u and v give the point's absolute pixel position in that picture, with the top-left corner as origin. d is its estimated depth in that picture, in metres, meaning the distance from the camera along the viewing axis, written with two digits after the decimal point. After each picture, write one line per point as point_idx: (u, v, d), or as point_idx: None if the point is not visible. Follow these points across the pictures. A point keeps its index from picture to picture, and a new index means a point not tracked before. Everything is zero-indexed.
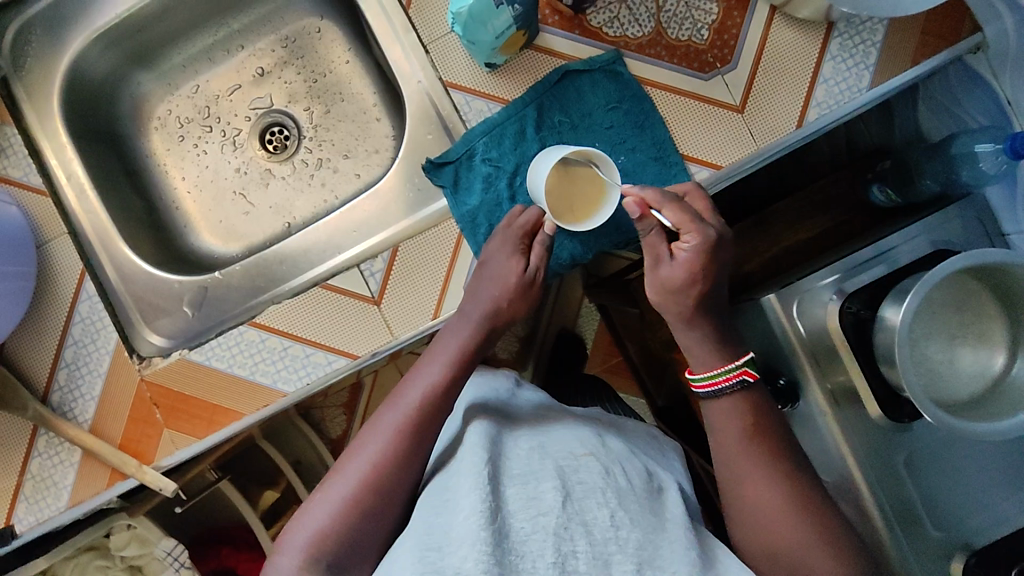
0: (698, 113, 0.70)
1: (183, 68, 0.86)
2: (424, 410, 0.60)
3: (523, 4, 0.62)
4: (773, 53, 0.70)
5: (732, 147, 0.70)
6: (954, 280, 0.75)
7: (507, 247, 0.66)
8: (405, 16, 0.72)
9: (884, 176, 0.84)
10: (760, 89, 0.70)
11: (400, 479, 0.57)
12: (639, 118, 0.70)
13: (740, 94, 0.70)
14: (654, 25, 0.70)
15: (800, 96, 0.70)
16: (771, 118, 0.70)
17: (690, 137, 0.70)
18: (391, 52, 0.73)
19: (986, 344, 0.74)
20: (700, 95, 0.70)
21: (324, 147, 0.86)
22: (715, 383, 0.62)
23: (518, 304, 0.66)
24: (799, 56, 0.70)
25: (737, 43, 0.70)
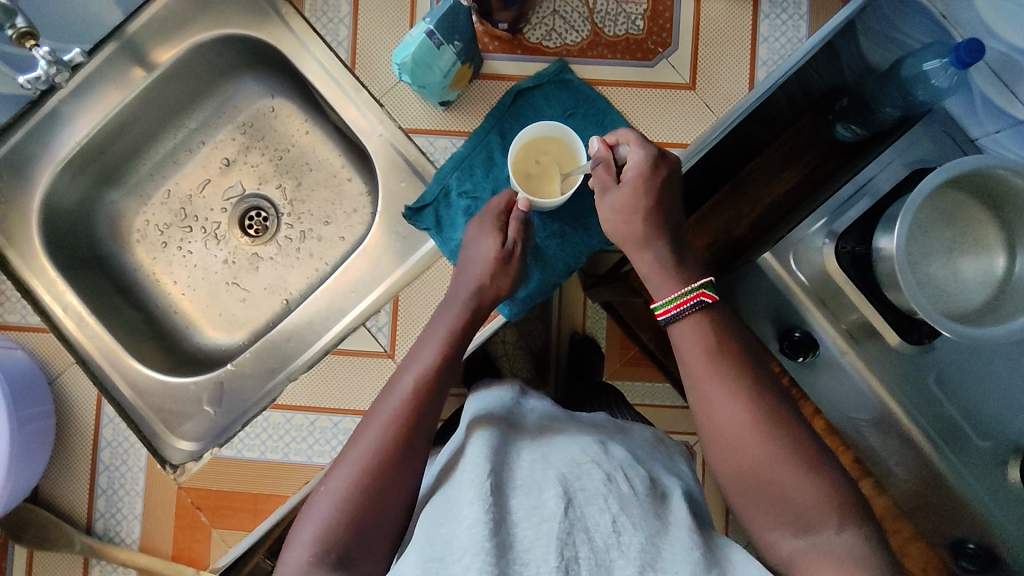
0: (653, 99, 0.72)
1: (151, 177, 0.88)
2: (419, 392, 0.59)
3: (463, 40, 0.64)
4: (708, 26, 0.72)
5: (693, 124, 0.72)
6: (937, 197, 0.76)
7: (490, 223, 0.67)
8: (353, 77, 0.74)
9: (845, 114, 0.85)
10: (705, 63, 0.72)
11: (401, 464, 0.56)
12: (598, 118, 0.72)
13: (688, 72, 0.72)
14: (590, 28, 0.72)
15: (745, 60, 0.72)
16: (723, 88, 0.72)
17: (651, 124, 0.72)
18: (348, 113, 0.75)
19: (983, 248, 0.75)
20: (650, 82, 0.72)
21: (303, 219, 0.87)
22: (670, 310, 0.61)
23: (503, 286, 0.66)
24: (734, 22, 0.72)
25: (672, 25, 0.72)
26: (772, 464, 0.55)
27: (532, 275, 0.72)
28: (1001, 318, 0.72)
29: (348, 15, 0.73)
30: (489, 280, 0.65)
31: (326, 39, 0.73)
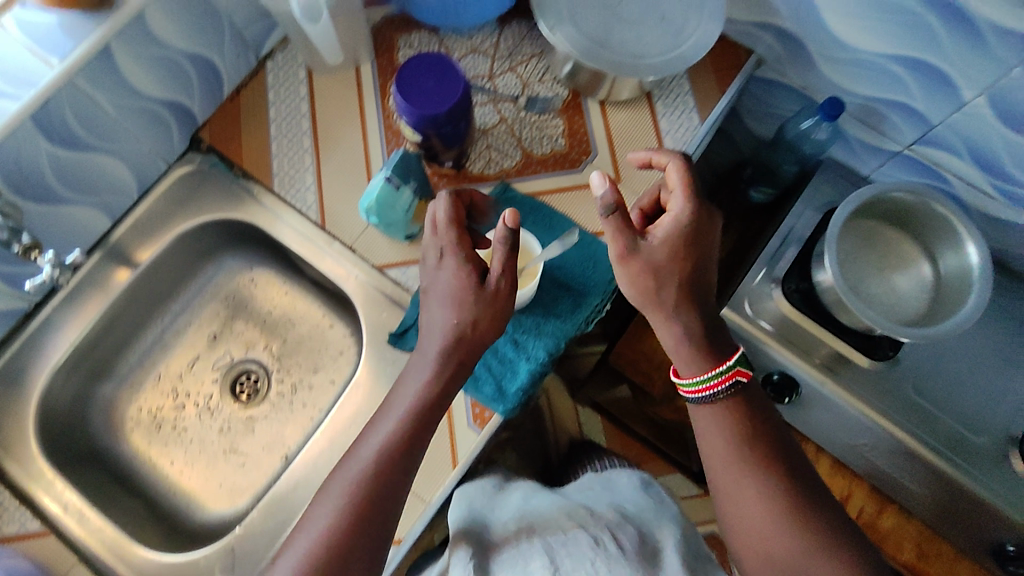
0: (588, 197, 0.83)
1: (141, 364, 0.91)
2: (378, 465, 0.63)
3: (416, 179, 0.74)
4: (618, 131, 0.85)
5: (626, 210, 0.82)
6: (857, 228, 0.86)
7: (451, 254, 0.68)
8: (324, 233, 0.82)
9: (754, 180, 0.98)
10: (624, 160, 0.84)
11: (357, 534, 0.61)
12: (545, 220, 0.81)
13: (611, 170, 0.84)
14: (521, 152, 0.84)
15: (656, 151, 0.84)
16: (643, 175, 0.84)
17: (591, 217, 0.82)
18: (325, 264, 0.83)
19: (906, 263, 0.85)
20: (582, 184, 0.83)
21: (292, 373, 0.91)
22: (708, 390, 0.66)
23: (469, 339, 0.66)
24: (638, 124, 0.86)
25: (589, 136, 0.85)
26: (789, 554, 0.61)
27: (519, 368, 0.74)
28: (944, 317, 0.79)
29: (312, 183, 0.83)
30: (449, 334, 0.66)
31: (296, 206, 0.83)
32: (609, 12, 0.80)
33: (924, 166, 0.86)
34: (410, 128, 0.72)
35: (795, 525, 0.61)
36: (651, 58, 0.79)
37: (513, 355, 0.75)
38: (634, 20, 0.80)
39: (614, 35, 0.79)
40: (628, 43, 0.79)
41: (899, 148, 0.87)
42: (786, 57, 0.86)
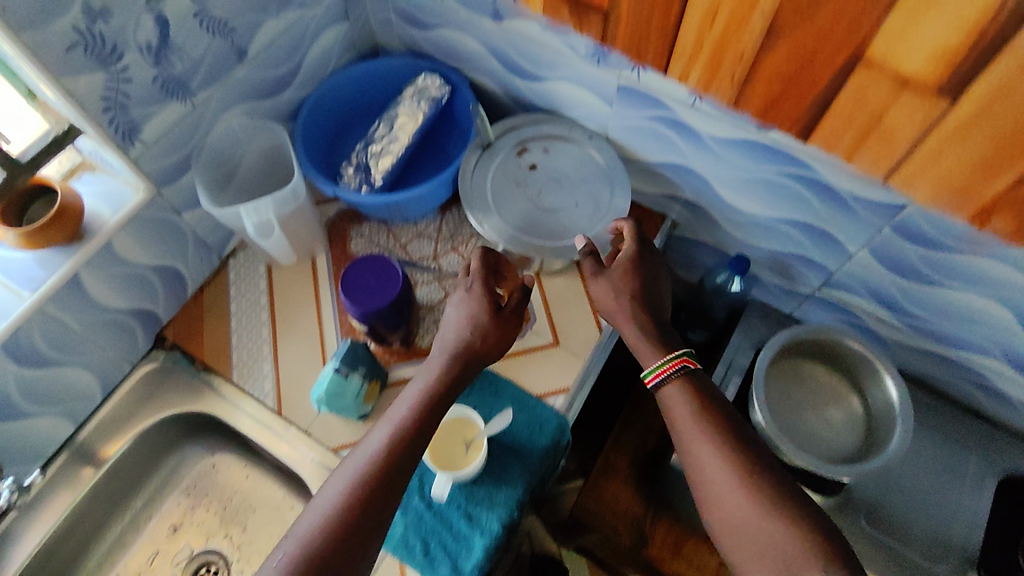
0: (529, 360, 0.88)
1: (100, 565, 0.90)
2: (390, 448, 0.64)
3: (364, 364, 0.79)
4: (553, 297, 0.93)
5: (566, 370, 0.87)
6: (785, 368, 0.92)
7: (478, 286, 0.76)
8: (281, 418, 0.86)
9: (689, 324, 1.08)
10: (561, 323, 0.91)
11: (369, 511, 0.60)
12: (491, 388, 0.85)
13: (549, 333, 0.90)
14: None
15: (589, 313, 0.91)
16: (579, 336, 0.90)
17: (534, 379, 0.87)
18: (281, 450, 0.85)
19: (837, 395, 0.90)
20: (523, 348, 0.89)
21: (252, 562, 0.90)
22: (659, 375, 0.69)
23: (477, 347, 0.71)
24: (572, 289, 0.93)
25: (527, 304, 0.92)
26: (779, 530, 0.57)
27: (474, 543, 0.76)
28: (880, 447, 0.83)
29: (270, 371, 0.88)
30: (460, 344, 0.72)
31: (255, 395, 0.87)
32: (531, 199, 0.90)
33: (834, 304, 0.94)
34: (357, 321, 0.78)
35: (752, 489, 0.60)
36: (568, 238, 0.88)
37: (467, 530, 0.76)
38: (552, 205, 0.90)
39: (535, 219, 0.89)
40: (548, 225, 0.89)
41: (810, 289, 0.95)
42: (693, 222, 0.98)
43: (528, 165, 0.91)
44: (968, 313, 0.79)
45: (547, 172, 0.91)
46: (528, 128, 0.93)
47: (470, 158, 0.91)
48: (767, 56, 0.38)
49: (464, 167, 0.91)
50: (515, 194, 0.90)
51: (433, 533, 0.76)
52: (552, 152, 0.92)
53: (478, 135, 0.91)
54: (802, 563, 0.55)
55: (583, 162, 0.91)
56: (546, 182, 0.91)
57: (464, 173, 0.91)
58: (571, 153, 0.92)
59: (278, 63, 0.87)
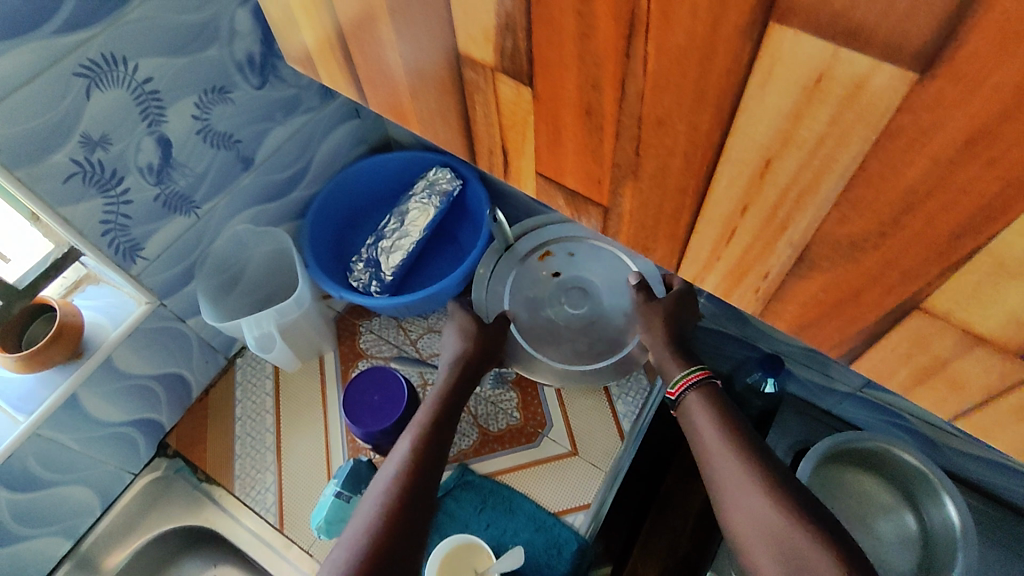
0: (546, 472, 0.81)
1: None
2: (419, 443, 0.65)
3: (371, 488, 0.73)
4: (570, 399, 0.86)
5: (586, 484, 0.80)
6: (827, 478, 0.83)
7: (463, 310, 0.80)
8: (283, 535, 0.80)
9: None
10: (578, 429, 0.84)
11: (419, 498, 0.60)
12: (505, 504, 0.80)
13: (567, 441, 0.83)
14: (477, 430, 0.85)
15: (609, 417, 0.84)
16: (599, 445, 0.82)
17: (551, 495, 0.80)
18: (281, 572, 0.79)
19: (885, 510, 0.81)
20: (538, 459, 0.82)
21: None
22: (679, 388, 0.65)
23: (468, 371, 0.74)
24: (590, 390, 0.86)
25: (542, 407, 0.86)
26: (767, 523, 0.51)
27: None
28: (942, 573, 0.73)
29: (273, 481, 0.83)
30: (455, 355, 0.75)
31: (256, 507, 0.82)
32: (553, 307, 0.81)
33: (878, 405, 0.86)
34: (361, 441, 0.72)
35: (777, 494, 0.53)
36: (596, 360, 0.79)
37: None
38: (579, 319, 0.79)
39: (561, 336, 0.80)
40: (573, 341, 0.79)
41: (850, 388, 0.87)
42: (721, 315, 0.91)
43: (551, 269, 0.82)
44: None
45: (573, 278, 0.81)
46: (552, 228, 0.85)
47: (490, 262, 0.85)
48: (790, 294, 0.31)
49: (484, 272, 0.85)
50: (535, 303, 0.81)
51: None
52: (578, 254, 0.83)
53: (499, 238, 0.85)
54: (820, 564, 0.48)
55: (614, 271, 0.81)
56: (570, 288, 0.81)
57: (482, 279, 0.84)
58: (599, 258, 0.82)
59: (285, 166, 0.85)
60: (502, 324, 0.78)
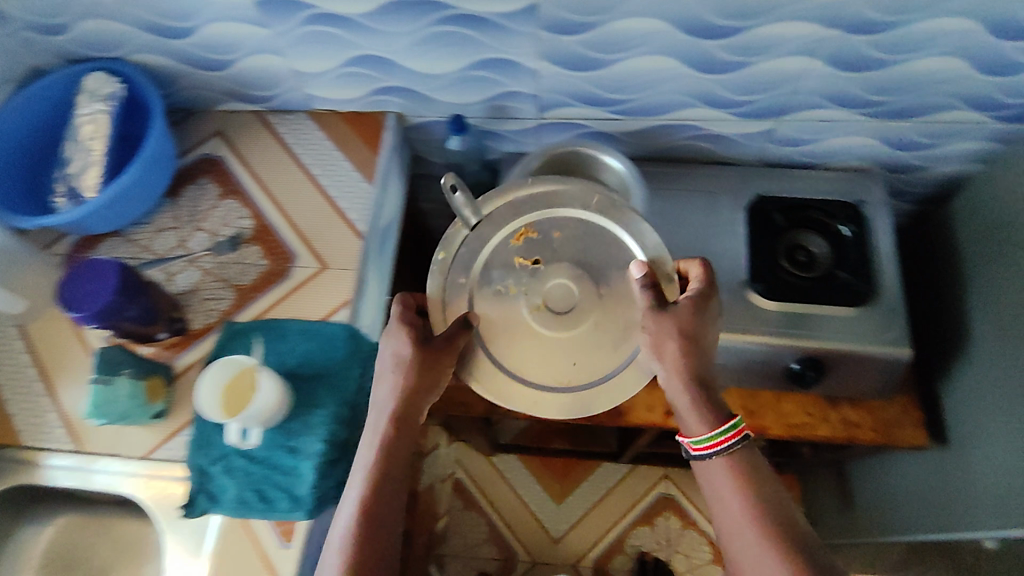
0: (304, 291, 0.84)
1: None
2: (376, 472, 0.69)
3: (130, 364, 0.76)
4: (303, 224, 0.89)
5: (341, 285, 0.84)
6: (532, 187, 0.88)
7: (405, 328, 0.73)
8: (86, 455, 0.82)
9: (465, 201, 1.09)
10: (320, 244, 0.87)
11: (385, 536, 0.67)
12: (272, 331, 0.81)
13: (313, 258, 0.86)
14: (231, 289, 0.86)
15: (342, 224, 0.88)
16: (342, 249, 0.86)
17: (315, 306, 0.83)
18: (100, 483, 0.80)
19: None
20: (293, 284, 0.85)
21: None
22: (716, 442, 0.65)
23: (417, 393, 0.72)
24: (318, 209, 0.89)
25: (281, 241, 0.88)
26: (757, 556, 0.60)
27: (304, 470, 0.74)
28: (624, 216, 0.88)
29: (59, 417, 0.84)
30: (397, 366, 0.72)
31: (52, 446, 0.83)
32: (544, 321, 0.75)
33: (564, 123, 0.96)
34: (97, 326, 0.75)
35: (766, 534, 0.61)
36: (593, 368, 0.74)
37: (292, 462, 0.75)
38: (566, 324, 0.75)
39: (541, 339, 0.75)
40: (554, 354, 0.75)
41: (534, 119, 0.95)
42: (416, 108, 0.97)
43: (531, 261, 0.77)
44: (645, 75, 0.85)
45: (554, 272, 0.77)
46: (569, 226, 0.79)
47: (452, 243, 0.78)
48: None
49: (448, 254, 0.78)
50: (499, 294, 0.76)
51: (264, 479, 0.75)
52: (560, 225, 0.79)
53: (460, 216, 0.78)
54: None
55: (608, 253, 0.77)
56: (553, 283, 0.76)
57: (441, 269, 0.77)
58: (570, 224, 0.79)
59: None
60: (455, 333, 0.73)
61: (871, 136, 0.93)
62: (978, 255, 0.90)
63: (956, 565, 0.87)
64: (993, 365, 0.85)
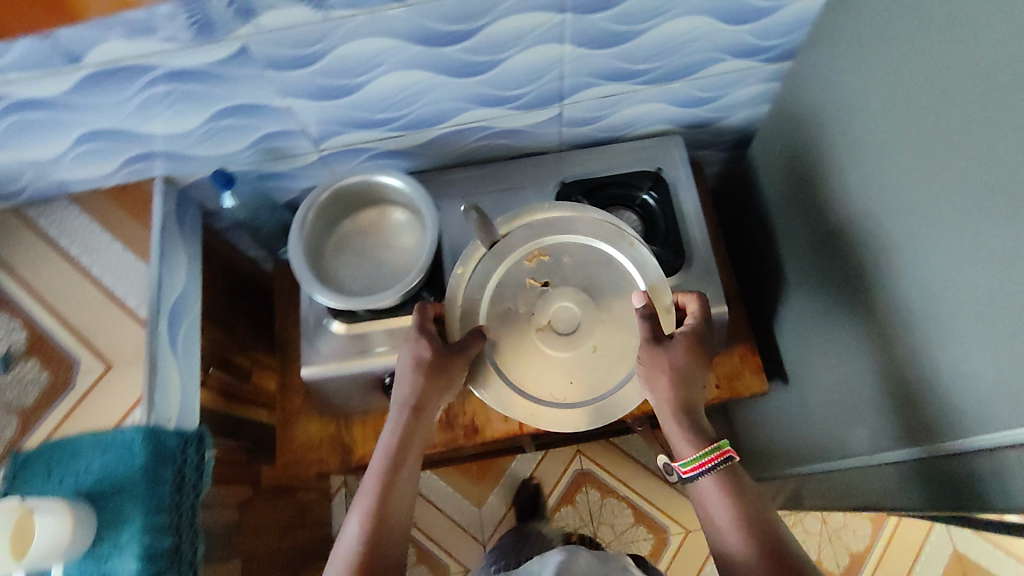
0: (91, 399, 0.77)
1: None
2: (388, 473, 0.74)
3: None
4: (81, 324, 0.81)
5: (130, 384, 0.78)
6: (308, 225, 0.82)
7: (423, 337, 0.80)
8: None
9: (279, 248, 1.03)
10: (102, 344, 0.80)
11: (390, 536, 0.71)
12: (58, 453, 0.74)
13: (97, 360, 0.79)
14: (14, 414, 0.76)
15: (122, 317, 0.81)
16: (126, 344, 0.80)
17: (106, 413, 0.77)
18: None
19: (365, 228, 0.88)
20: (79, 394, 0.77)
21: None
22: (701, 464, 0.70)
23: (432, 398, 0.78)
24: (95, 303, 0.81)
25: (59, 347, 0.79)
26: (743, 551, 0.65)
27: None
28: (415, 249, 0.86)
29: None
30: (415, 371, 0.79)
31: None
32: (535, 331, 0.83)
33: (347, 152, 0.90)
34: None
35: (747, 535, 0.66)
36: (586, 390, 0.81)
37: None
38: (565, 346, 0.82)
39: (546, 360, 0.82)
40: (554, 370, 0.82)
41: (314, 154, 0.90)
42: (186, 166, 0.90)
43: (541, 281, 0.85)
44: (404, 92, 0.80)
45: (562, 296, 0.84)
46: (589, 260, 0.86)
47: (469, 260, 0.86)
48: None
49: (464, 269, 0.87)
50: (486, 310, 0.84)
51: None
52: (584, 260, 0.86)
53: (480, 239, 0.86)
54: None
55: (615, 276, 0.84)
56: (558, 306, 0.83)
57: (459, 282, 0.85)
58: (599, 264, 0.85)
59: None
60: (465, 345, 0.80)
61: (660, 101, 0.92)
62: (783, 197, 0.92)
63: (840, 495, 0.85)
64: (812, 303, 0.87)
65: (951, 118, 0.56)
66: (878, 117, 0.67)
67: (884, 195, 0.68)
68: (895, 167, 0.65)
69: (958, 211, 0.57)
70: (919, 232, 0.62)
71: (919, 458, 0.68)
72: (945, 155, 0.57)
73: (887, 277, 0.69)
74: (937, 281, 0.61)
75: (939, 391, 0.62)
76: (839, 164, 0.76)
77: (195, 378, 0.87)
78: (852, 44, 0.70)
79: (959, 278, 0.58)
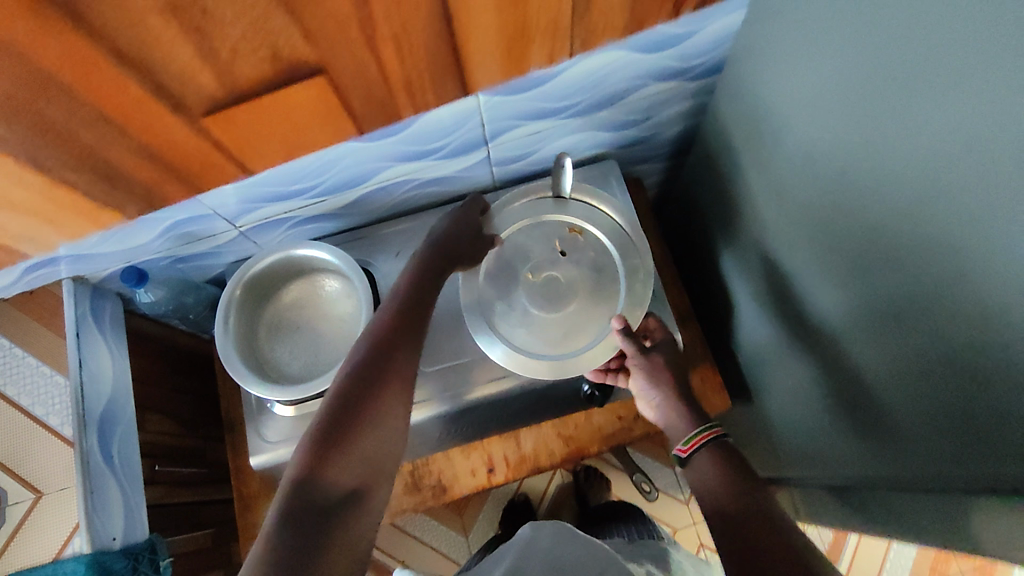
0: (26, 534, 0.74)
1: None
2: (398, 314, 0.68)
3: None
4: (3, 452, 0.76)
5: (66, 512, 0.74)
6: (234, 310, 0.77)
7: (454, 217, 0.81)
8: None
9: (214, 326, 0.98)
10: (29, 471, 0.75)
11: (389, 376, 0.62)
12: None
13: (26, 489, 0.74)
14: None
15: (49, 438, 0.76)
16: (57, 468, 0.75)
17: (45, 547, 0.74)
18: None
19: (299, 305, 0.83)
20: (13, 528, 0.74)
21: None
22: (692, 444, 0.67)
23: (459, 260, 0.78)
24: (15, 428, 0.76)
25: None
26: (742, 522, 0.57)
27: None
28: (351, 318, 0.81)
29: None
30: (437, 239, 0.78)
31: None
32: (535, 295, 0.80)
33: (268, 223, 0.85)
34: None
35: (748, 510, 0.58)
36: (558, 344, 0.77)
37: None
38: (550, 306, 0.79)
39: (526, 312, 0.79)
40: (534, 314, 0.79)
41: (234, 231, 0.84)
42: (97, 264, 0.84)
43: (558, 250, 0.81)
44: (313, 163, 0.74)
45: (569, 268, 0.80)
46: (598, 261, 0.81)
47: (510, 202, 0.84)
48: None
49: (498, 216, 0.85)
50: (505, 267, 0.81)
51: None
52: (595, 260, 0.81)
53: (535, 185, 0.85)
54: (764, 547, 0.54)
55: (611, 267, 0.80)
56: (562, 273, 0.80)
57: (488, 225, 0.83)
58: (607, 277, 0.80)
59: None
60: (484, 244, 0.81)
61: (590, 130, 0.88)
62: (718, 213, 0.90)
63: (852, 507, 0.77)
64: (768, 324, 0.82)
65: (866, 166, 0.53)
66: (798, 151, 0.63)
67: (804, 229, 0.66)
68: (821, 209, 0.62)
69: (882, 257, 0.54)
70: (852, 250, 0.58)
71: (906, 481, 0.61)
72: (851, 200, 0.56)
73: (817, 307, 0.68)
74: (894, 324, 0.55)
75: (883, 422, 0.61)
76: (764, 190, 0.73)
77: (140, 481, 0.83)
78: (757, 73, 0.68)
79: (878, 321, 0.57)
